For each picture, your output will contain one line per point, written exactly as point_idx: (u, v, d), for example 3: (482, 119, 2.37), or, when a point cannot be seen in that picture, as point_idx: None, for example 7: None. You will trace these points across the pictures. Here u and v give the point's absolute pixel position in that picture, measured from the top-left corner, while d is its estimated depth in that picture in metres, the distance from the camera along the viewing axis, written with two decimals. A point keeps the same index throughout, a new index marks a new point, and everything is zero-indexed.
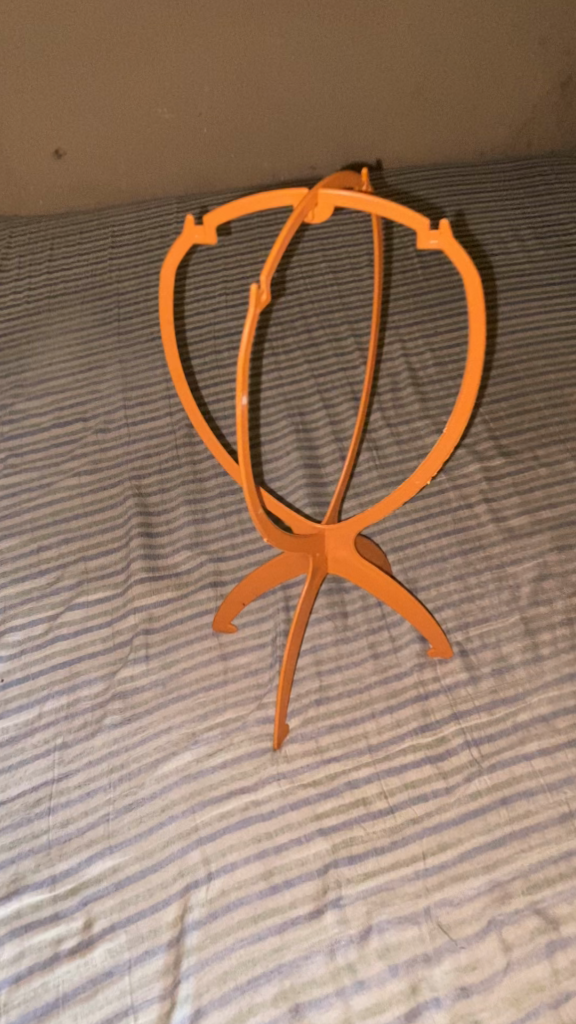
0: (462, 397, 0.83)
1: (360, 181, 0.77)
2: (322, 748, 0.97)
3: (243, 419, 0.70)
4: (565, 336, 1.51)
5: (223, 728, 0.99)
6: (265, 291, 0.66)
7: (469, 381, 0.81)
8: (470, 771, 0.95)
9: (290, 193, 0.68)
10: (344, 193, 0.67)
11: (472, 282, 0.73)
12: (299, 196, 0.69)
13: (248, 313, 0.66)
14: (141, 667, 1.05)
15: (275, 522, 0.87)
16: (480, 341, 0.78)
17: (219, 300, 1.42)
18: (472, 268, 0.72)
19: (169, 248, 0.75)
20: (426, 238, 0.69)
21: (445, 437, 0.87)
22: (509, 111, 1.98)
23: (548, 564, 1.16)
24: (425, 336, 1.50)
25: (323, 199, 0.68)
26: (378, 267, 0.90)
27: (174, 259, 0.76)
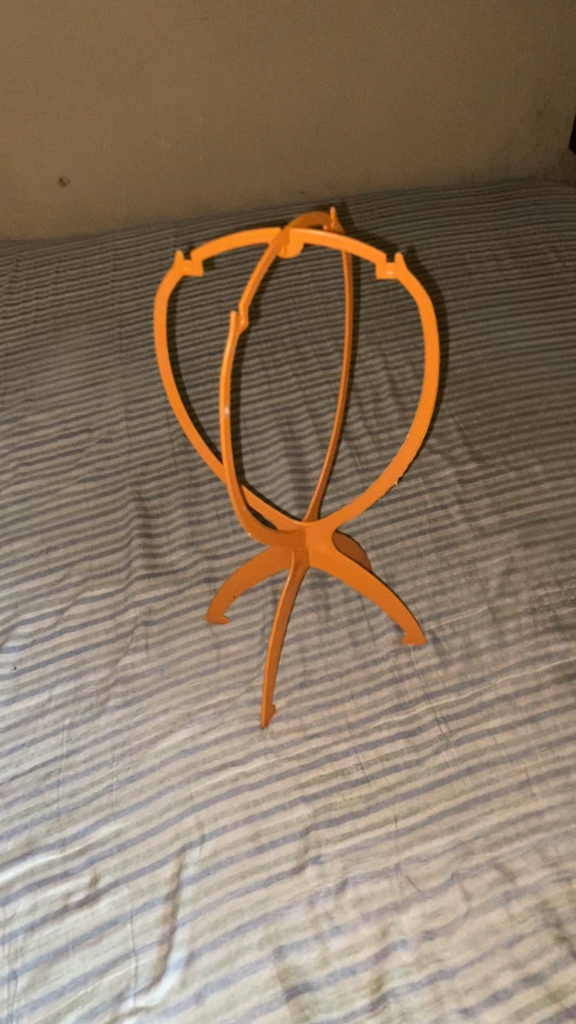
0: (423, 405, 0.93)
1: (329, 218, 0.87)
2: (305, 725, 1.07)
3: (227, 426, 0.80)
4: (537, 348, 1.62)
5: (215, 708, 1.09)
6: (243, 317, 0.77)
7: (428, 391, 0.91)
8: (439, 744, 1.05)
9: (265, 232, 0.78)
10: (311, 232, 0.77)
11: (424, 305, 0.83)
12: (274, 234, 0.79)
13: (228, 338, 0.76)
14: (142, 655, 1.16)
15: (259, 519, 0.97)
16: (435, 353, 0.88)
17: (212, 321, 1.54)
18: (424, 293, 0.82)
19: (160, 285, 0.85)
20: (385, 269, 0.79)
21: (410, 441, 0.97)
22: (487, 137, 2.10)
23: (515, 559, 1.26)
24: (405, 350, 1.61)
25: (293, 236, 0.78)
26: (349, 290, 1.00)
27: (165, 292, 0.87)
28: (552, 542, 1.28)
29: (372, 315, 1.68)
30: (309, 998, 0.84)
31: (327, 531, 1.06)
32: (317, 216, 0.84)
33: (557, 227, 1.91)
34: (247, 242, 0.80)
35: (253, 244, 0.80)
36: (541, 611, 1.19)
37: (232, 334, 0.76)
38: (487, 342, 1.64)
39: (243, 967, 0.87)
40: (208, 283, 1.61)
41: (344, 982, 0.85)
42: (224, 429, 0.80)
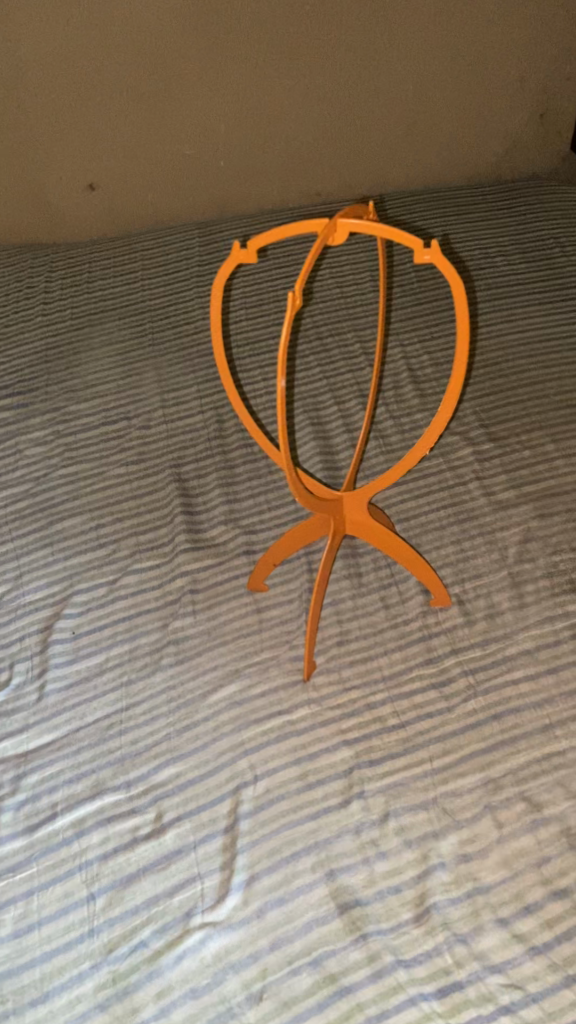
0: (454, 383, 1.03)
1: (368, 211, 0.96)
2: (344, 678, 1.17)
3: (283, 397, 0.90)
4: (546, 336, 1.72)
5: (261, 664, 1.19)
6: (299, 297, 0.87)
7: (458, 368, 1.01)
8: (467, 692, 1.14)
9: (315, 224, 0.88)
10: (356, 222, 0.86)
11: (456, 287, 0.92)
12: (322, 224, 0.88)
13: (286, 317, 0.86)
14: (190, 619, 1.25)
15: (303, 487, 1.07)
16: (465, 331, 0.97)
17: (242, 313, 1.63)
18: (457, 277, 0.92)
19: (219, 270, 0.95)
20: (422, 255, 0.88)
21: (440, 414, 1.07)
22: (495, 139, 2.20)
23: (532, 528, 1.36)
24: (423, 340, 1.70)
25: (340, 226, 0.87)
26: (382, 279, 1.10)
27: (223, 276, 0.96)
28: (566, 513, 1.38)
29: (391, 308, 1.78)
30: (359, 912, 0.94)
31: (364, 500, 1.15)
32: (357, 208, 0.94)
33: (563, 223, 2.01)
34: (298, 232, 0.89)
35: (303, 234, 0.90)
36: (557, 575, 1.29)
37: (289, 314, 0.86)
38: (499, 332, 1.74)
39: (299, 887, 0.96)
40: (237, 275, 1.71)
41: (390, 899, 0.94)
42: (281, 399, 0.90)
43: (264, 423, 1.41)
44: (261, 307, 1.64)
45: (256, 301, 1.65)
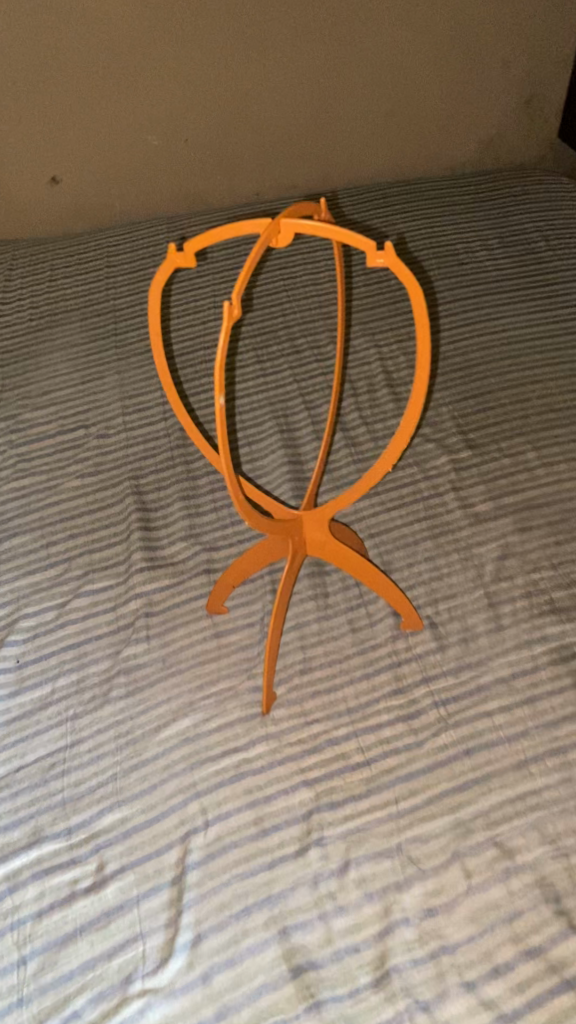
0: (415, 396, 0.94)
1: (319, 209, 0.87)
2: (306, 711, 1.09)
3: (222, 416, 0.82)
4: (528, 336, 1.64)
5: (217, 696, 1.11)
6: (236, 307, 0.78)
7: (419, 379, 0.92)
8: (438, 726, 1.06)
9: (257, 222, 0.78)
10: (302, 222, 0.77)
11: (412, 291, 0.84)
12: (265, 224, 0.79)
13: (221, 330, 0.78)
14: (143, 646, 1.18)
15: (255, 509, 0.98)
16: (425, 337, 0.89)
17: (208, 314, 1.56)
18: (414, 282, 0.83)
19: (154, 276, 0.86)
20: (375, 258, 0.80)
21: (402, 428, 0.97)
22: (478, 128, 2.11)
23: (510, 544, 1.28)
24: (399, 339, 1.62)
25: (284, 227, 0.78)
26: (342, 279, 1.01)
27: (160, 282, 0.87)
28: (547, 527, 1.30)
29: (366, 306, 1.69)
30: (313, 976, 0.86)
31: (324, 520, 1.07)
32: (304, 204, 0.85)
33: (548, 215, 1.92)
34: (238, 232, 0.80)
35: (243, 233, 0.80)
36: (536, 595, 1.21)
37: (225, 326, 0.78)
38: (479, 331, 1.65)
39: (249, 948, 0.88)
40: (198, 273, 1.64)
41: (348, 960, 0.87)
42: (220, 418, 0.82)
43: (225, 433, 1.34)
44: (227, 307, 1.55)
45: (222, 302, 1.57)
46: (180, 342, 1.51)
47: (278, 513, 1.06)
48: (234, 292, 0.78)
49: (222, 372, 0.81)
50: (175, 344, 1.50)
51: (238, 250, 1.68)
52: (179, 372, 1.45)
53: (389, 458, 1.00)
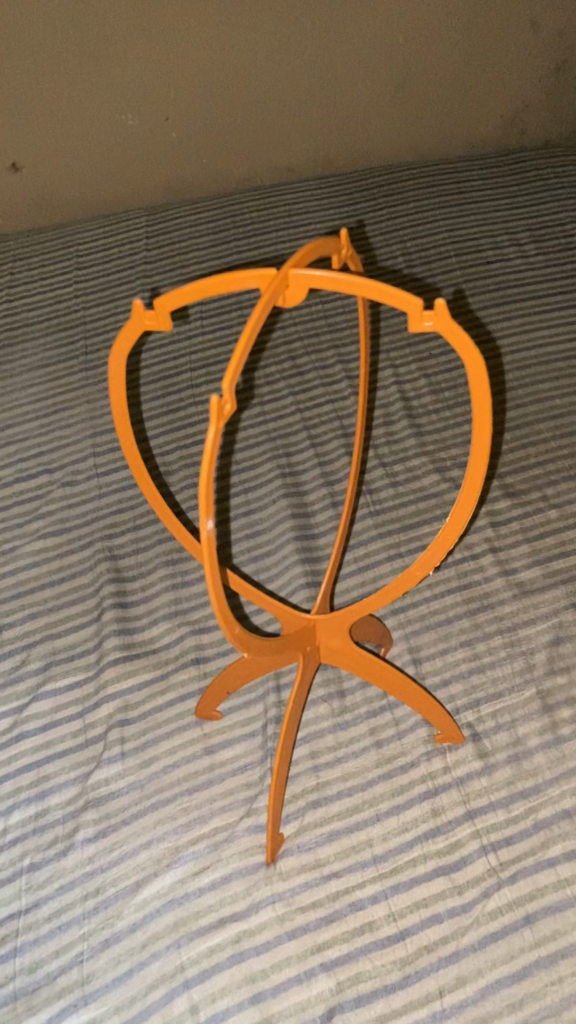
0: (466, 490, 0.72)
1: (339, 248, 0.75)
2: (321, 861, 0.87)
3: (210, 544, 0.60)
4: (570, 354, 1.40)
5: (210, 841, 0.89)
6: (228, 401, 0.56)
7: (472, 471, 0.70)
8: (488, 883, 0.84)
9: (256, 275, 0.63)
10: (316, 272, 0.61)
11: (470, 358, 0.64)
12: (268, 278, 0.63)
13: (208, 431, 0.55)
14: (117, 769, 0.95)
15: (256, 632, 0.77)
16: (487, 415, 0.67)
17: (195, 327, 1.43)
18: (470, 345, 0.64)
19: (119, 334, 0.70)
20: (421, 317, 0.61)
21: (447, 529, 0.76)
22: (502, 101, 1.85)
23: (564, 625, 1.05)
24: (418, 360, 1.41)
25: (293, 279, 0.62)
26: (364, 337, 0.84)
27: (124, 348, 0.71)
28: None
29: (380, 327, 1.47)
30: None
31: (342, 623, 0.87)
32: (313, 248, 0.68)
33: None
34: (233, 287, 0.64)
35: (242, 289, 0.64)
36: None
37: (215, 421, 0.55)
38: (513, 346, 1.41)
39: None
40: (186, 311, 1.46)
41: None
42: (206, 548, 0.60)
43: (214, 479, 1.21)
44: (209, 365, 1.37)
45: (207, 356, 1.38)
46: (157, 396, 1.33)
47: (286, 618, 0.85)
48: (227, 375, 0.56)
49: (208, 491, 0.57)
50: (145, 405, 1.32)
51: (231, 298, 1.48)
52: (148, 442, 1.27)
53: (429, 558, 0.79)
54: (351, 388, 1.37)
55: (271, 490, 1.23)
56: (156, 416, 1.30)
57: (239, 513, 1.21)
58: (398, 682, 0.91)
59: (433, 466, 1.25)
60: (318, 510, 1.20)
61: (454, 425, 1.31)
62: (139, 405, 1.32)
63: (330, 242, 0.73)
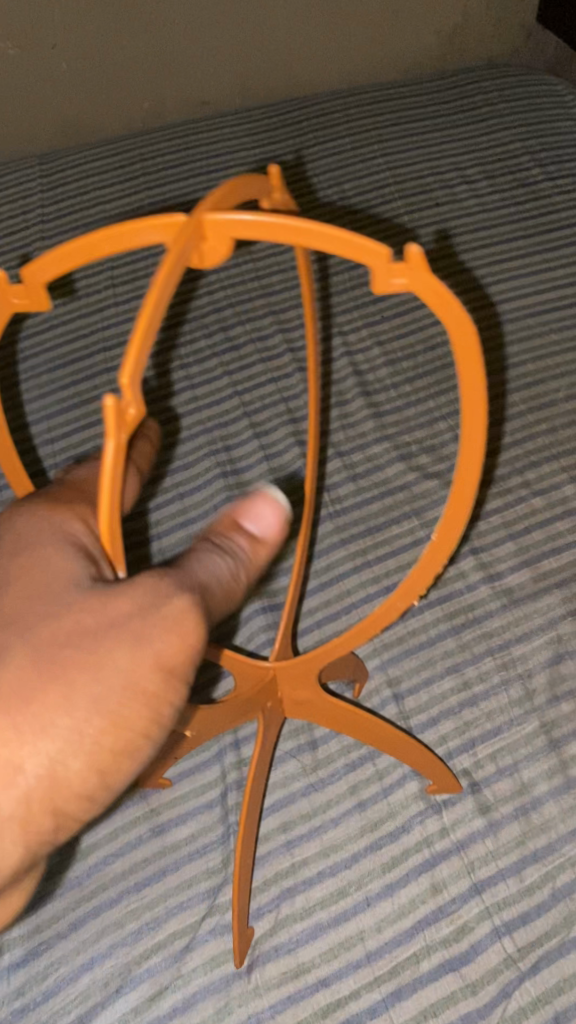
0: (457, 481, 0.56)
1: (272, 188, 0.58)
2: (305, 966, 0.72)
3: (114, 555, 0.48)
4: (539, 309, 1.24)
5: (168, 953, 0.73)
6: (133, 404, 0.38)
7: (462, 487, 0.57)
8: (506, 978, 0.70)
9: (159, 223, 0.44)
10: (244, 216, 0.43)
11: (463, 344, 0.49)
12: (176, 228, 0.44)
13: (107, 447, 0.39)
14: (46, 867, 0.78)
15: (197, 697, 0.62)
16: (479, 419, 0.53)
17: (106, 293, 1.23)
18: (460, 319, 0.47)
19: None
20: (390, 279, 0.45)
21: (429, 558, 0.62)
22: (438, 16, 1.64)
23: (564, 638, 0.91)
24: (369, 324, 1.23)
25: (211, 228, 0.44)
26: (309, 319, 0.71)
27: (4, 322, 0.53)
28: None
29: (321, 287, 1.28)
30: None
31: (310, 678, 0.72)
32: (237, 187, 0.50)
33: (539, 131, 1.49)
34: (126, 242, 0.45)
35: (131, 242, 0.45)
36: None
37: (113, 435, 0.38)
38: (486, 301, 1.24)
39: None
40: (94, 278, 1.25)
41: None
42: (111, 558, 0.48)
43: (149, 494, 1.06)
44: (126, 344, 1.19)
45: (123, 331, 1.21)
46: (66, 386, 1.14)
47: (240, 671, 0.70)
48: (125, 366, 0.37)
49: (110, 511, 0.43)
50: (41, 398, 1.13)
51: (146, 255, 1.27)
52: (56, 443, 1.08)
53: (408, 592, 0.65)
54: (295, 362, 1.18)
55: (211, 494, 1.05)
56: (65, 407, 1.12)
57: (174, 526, 1.03)
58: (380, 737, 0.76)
59: (396, 453, 1.09)
60: None
61: (417, 401, 1.14)
62: (36, 397, 1.13)
63: (259, 180, 0.55)
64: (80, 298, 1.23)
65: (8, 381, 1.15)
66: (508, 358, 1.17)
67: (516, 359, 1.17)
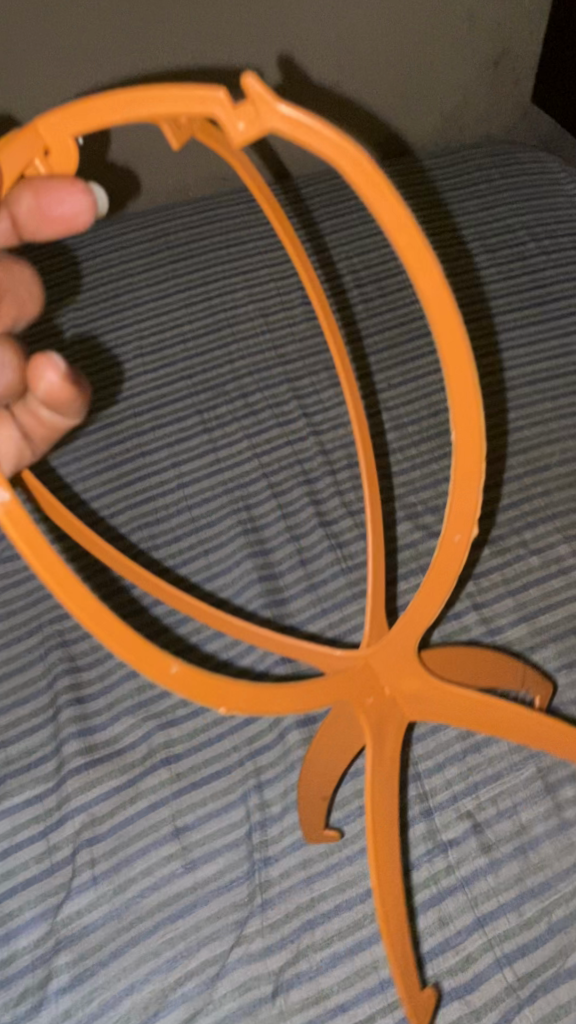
0: (451, 345, 0.58)
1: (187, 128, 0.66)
2: (324, 993, 0.80)
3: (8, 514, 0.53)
4: (535, 377, 1.34)
5: (200, 979, 0.81)
6: None
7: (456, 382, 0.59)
8: (507, 1005, 0.78)
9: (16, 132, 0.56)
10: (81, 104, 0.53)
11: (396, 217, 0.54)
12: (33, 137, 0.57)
13: None
14: (88, 900, 0.86)
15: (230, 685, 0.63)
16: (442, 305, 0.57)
17: (135, 365, 1.37)
18: (393, 200, 0.53)
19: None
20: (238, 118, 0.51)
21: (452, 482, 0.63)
22: (438, 95, 1.76)
23: (558, 691, 0.99)
24: (377, 390, 1.33)
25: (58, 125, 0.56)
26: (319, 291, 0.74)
27: None
28: None
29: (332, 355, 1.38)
30: None
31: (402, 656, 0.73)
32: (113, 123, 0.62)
33: (534, 206, 1.61)
34: None
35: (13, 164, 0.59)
36: None
37: None
38: (484, 370, 1.34)
39: None
40: (124, 352, 1.38)
41: None
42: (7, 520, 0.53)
43: (175, 552, 1.15)
44: (155, 411, 1.31)
45: (152, 399, 1.32)
46: (99, 451, 1.27)
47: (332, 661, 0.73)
48: None
49: None
50: (79, 463, 1.26)
51: (172, 331, 1.42)
52: (94, 509, 1.20)
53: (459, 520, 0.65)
54: (309, 427, 1.28)
55: (233, 551, 1.14)
56: (102, 473, 1.24)
57: (199, 581, 1.12)
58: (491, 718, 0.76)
59: (403, 514, 1.18)
60: (286, 572, 1.12)
61: (422, 465, 1.24)
62: (74, 464, 1.26)
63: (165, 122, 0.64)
64: (112, 374, 1.36)
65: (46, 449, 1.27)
66: (506, 425, 1.27)
67: (514, 425, 1.27)
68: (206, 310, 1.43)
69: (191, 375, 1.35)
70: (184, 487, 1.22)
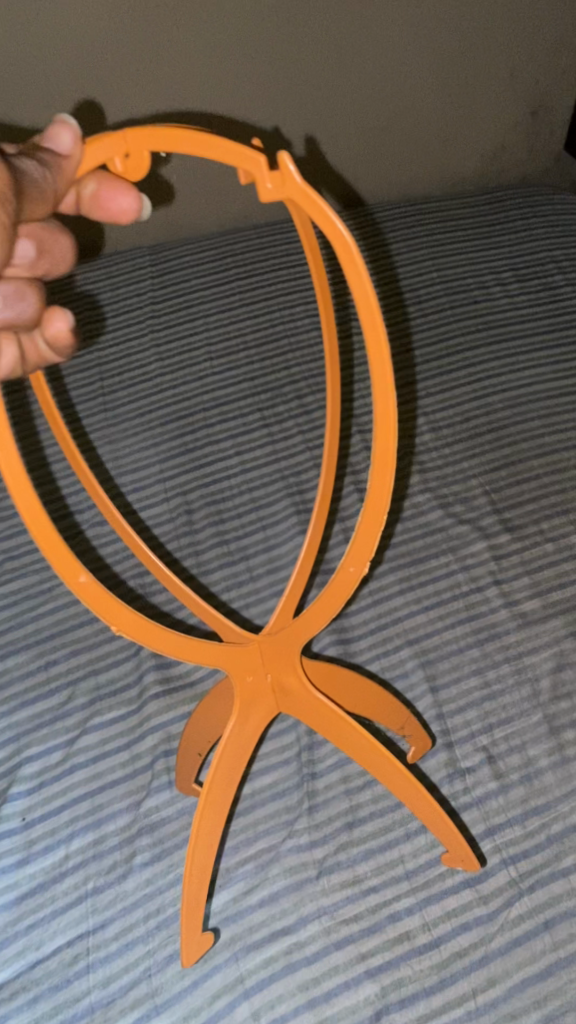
0: (379, 374, 0.73)
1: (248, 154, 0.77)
2: (359, 877, 0.96)
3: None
4: (557, 390, 1.51)
5: (256, 862, 0.99)
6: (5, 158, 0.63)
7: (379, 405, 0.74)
8: (510, 894, 0.95)
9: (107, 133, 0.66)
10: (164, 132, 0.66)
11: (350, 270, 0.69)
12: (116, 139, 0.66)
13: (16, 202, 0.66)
14: (165, 797, 1.04)
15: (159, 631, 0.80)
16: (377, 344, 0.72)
17: (205, 366, 1.56)
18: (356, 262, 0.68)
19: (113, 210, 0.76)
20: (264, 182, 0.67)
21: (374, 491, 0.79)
22: (480, 140, 1.95)
23: (565, 653, 1.16)
24: (416, 398, 1.52)
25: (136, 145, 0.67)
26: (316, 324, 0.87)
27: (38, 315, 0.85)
28: None
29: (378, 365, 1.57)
30: None
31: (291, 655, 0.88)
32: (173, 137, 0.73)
33: (564, 242, 1.79)
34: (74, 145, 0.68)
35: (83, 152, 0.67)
36: None
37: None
38: (512, 384, 1.52)
39: None
40: (197, 355, 1.58)
41: None
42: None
43: (239, 526, 1.34)
44: (222, 406, 1.50)
45: (220, 395, 1.52)
46: (174, 438, 1.46)
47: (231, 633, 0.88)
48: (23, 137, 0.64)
49: None
50: (156, 446, 1.45)
51: (238, 338, 1.61)
52: (169, 485, 1.39)
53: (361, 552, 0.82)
54: None
55: (288, 527, 1.33)
56: (176, 456, 1.43)
57: (259, 550, 1.30)
58: (350, 737, 0.92)
59: (436, 503, 1.36)
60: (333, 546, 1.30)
61: (454, 463, 1.42)
62: (152, 447, 1.45)
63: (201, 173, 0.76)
64: (185, 373, 1.55)
65: (129, 434, 1.47)
66: (529, 431, 1.45)
67: (536, 432, 1.45)
68: (269, 321, 1.63)
69: (254, 376, 1.54)
70: (246, 471, 1.41)
